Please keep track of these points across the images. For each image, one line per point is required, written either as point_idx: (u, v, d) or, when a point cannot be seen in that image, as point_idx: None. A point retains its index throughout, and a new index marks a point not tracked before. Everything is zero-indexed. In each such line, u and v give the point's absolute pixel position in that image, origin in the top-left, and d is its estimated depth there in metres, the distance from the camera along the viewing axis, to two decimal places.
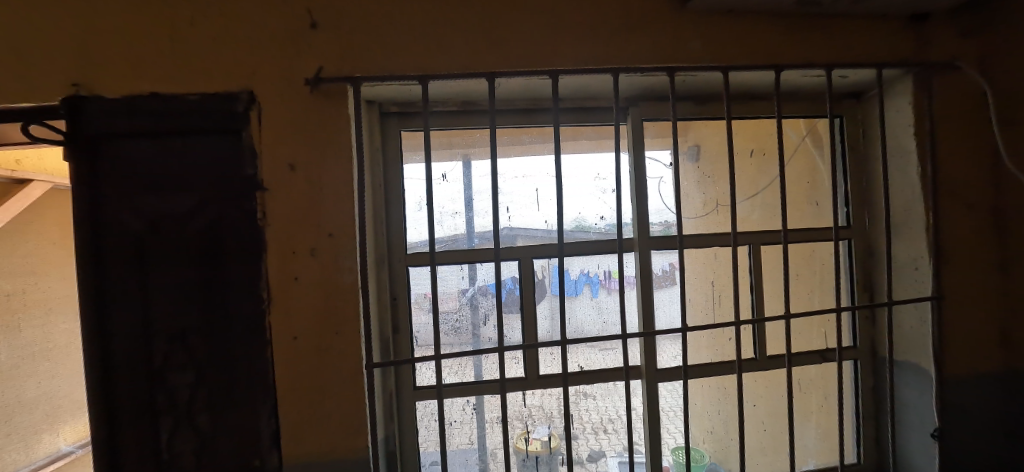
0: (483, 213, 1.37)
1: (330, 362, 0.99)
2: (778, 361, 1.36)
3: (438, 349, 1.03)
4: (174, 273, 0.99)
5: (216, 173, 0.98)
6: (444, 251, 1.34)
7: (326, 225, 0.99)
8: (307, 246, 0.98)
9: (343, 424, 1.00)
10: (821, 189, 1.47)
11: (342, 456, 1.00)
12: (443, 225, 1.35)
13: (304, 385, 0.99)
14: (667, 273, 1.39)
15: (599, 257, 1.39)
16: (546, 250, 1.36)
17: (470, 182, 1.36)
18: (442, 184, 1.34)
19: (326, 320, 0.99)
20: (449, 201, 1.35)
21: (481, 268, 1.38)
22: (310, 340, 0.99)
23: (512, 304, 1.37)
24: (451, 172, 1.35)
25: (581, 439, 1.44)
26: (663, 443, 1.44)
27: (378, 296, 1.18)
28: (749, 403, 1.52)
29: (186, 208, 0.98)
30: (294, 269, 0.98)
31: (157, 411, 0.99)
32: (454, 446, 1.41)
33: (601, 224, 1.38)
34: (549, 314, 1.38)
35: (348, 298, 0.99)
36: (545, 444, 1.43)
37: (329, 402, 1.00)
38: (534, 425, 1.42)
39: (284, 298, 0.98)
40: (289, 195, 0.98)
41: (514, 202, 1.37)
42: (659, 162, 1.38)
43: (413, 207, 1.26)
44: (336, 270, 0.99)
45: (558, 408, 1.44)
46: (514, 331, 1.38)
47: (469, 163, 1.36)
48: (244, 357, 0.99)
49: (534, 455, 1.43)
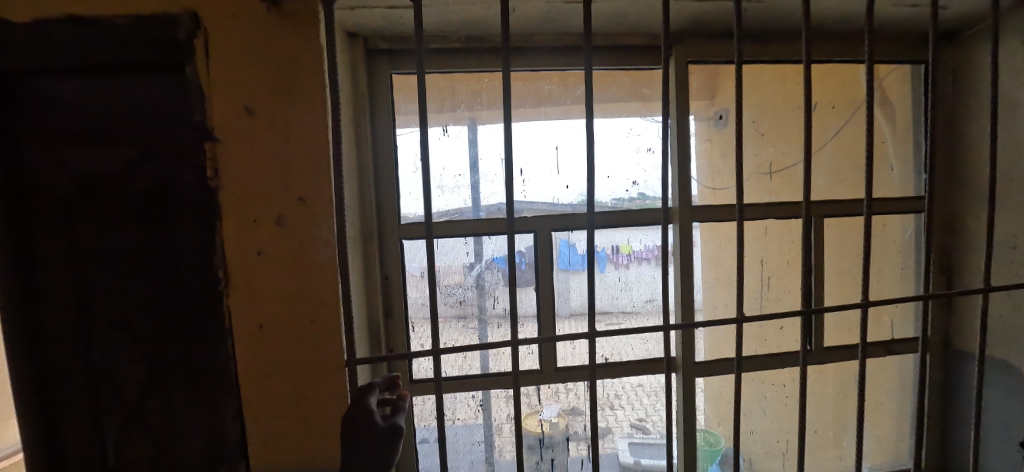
0: (491, 177, 1.16)
1: (304, 356, 0.80)
2: (840, 352, 1.17)
3: (435, 343, 0.80)
4: (113, 245, 0.80)
5: (163, 118, 0.78)
6: (448, 223, 1.15)
7: (294, 184, 0.77)
8: (271, 213, 0.77)
9: (323, 427, 0.83)
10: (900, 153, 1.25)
11: (321, 462, 0.83)
12: (444, 194, 1.15)
13: (274, 383, 0.81)
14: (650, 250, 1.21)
15: (623, 231, 1.18)
16: (565, 222, 1.15)
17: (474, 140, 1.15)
18: (441, 141, 1.14)
19: (297, 305, 0.79)
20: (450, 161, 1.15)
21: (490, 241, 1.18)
22: (279, 329, 0.79)
23: (523, 283, 1.18)
24: (453, 126, 1.15)
25: (583, 414, 1.29)
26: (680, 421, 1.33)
27: (365, 274, 0.98)
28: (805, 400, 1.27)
29: (125, 163, 0.78)
30: (254, 241, 0.77)
31: (101, 411, 0.82)
32: (456, 421, 1.26)
33: (635, 190, 1.18)
34: (569, 296, 1.21)
35: (325, 279, 0.79)
36: (553, 425, 1.28)
37: (306, 399, 0.82)
38: (542, 406, 1.27)
39: (245, 277, 0.78)
40: (248, 148, 0.77)
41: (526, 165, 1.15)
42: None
43: (409, 168, 1.06)
44: (308, 243, 0.78)
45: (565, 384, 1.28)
46: (529, 314, 1.20)
47: (476, 126, 1.15)
48: (201, 348, 0.80)
49: (545, 437, 1.28)
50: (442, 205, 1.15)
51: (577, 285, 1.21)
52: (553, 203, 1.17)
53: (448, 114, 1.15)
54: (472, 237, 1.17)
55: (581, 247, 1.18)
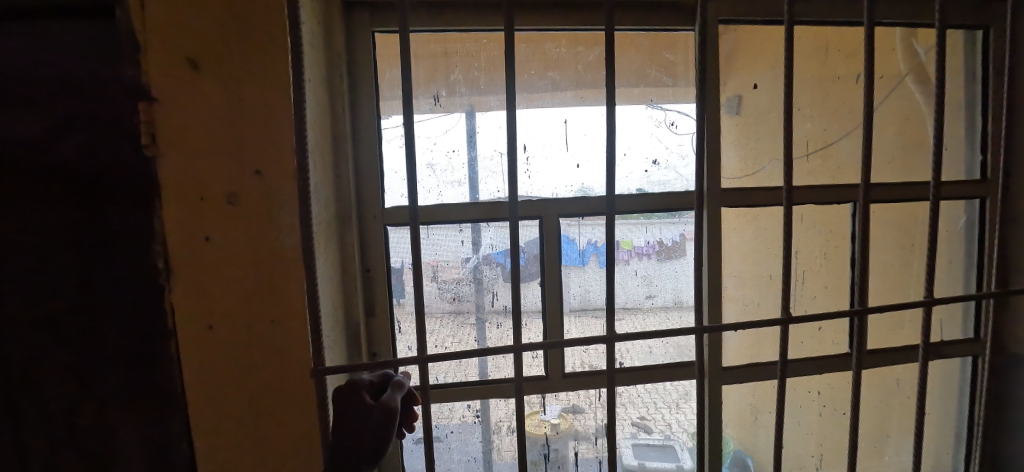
0: (489, 154, 1.04)
1: (262, 365, 0.66)
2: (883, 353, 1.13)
3: (423, 349, 0.66)
4: (24, 221, 0.62)
5: (85, 61, 0.61)
6: (440, 209, 1.02)
7: (249, 155, 0.64)
8: (221, 188, 0.63)
9: (287, 453, 0.68)
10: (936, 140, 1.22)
11: None
12: (434, 175, 1.03)
13: (223, 400, 0.66)
14: (676, 244, 1.16)
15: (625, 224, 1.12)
16: (576, 206, 1.05)
17: (474, 111, 1.04)
18: (431, 111, 1.03)
19: (257, 303, 0.65)
20: (442, 135, 1.03)
21: (488, 231, 1.07)
22: (231, 333, 0.65)
23: (529, 277, 1.09)
24: (444, 94, 1.04)
25: (585, 412, 1.18)
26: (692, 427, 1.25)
27: (340, 267, 0.84)
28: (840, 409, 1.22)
29: (33, 117, 0.60)
30: (199, 223, 0.63)
31: (17, 418, 0.66)
32: (446, 419, 1.14)
33: (655, 170, 1.11)
34: (576, 292, 1.10)
35: (290, 268, 0.66)
36: (553, 427, 1.17)
37: (262, 417, 0.67)
38: (546, 406, 1.15)
39: (188, 267, 0.63)
40: (191, 109, 0.62)
41: (529, 141, 1.05)
42: (686, 116, 1.13)
43: (394, 141, 0.92)
44: (269, 226, 0.65)
45: (569, 387, 1.11)
46: (533, 307, 1.10)
47: (473, 114, 1.04)
48: (141, 345, 0.66)
49: (549, 441, 1.19)
50: (434, 187, 1.03)
51: (578, 280, 1.10)
52: (565, 187, 1.06)
53: (439, 80, 1.04)
54: (467, 228, 1.05)
55: (581, 241, 1.08)
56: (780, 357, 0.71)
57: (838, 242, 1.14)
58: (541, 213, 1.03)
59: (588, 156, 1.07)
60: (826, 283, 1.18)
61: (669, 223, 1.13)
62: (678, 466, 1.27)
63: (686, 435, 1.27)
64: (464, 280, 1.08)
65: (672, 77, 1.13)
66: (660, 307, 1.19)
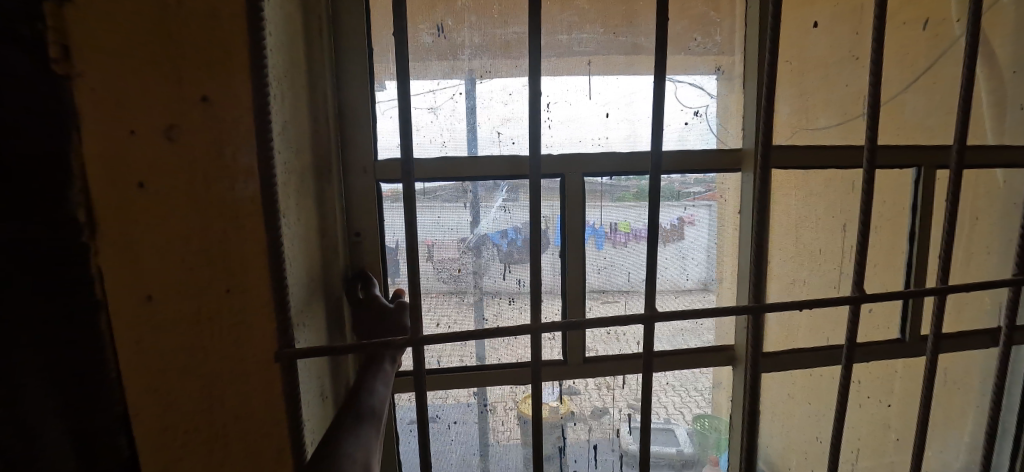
0: (501, 99, 0.92)
1: (215, 343, 0.53)
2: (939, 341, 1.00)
3: (416, 329, 0.52)
4: None
5: None
6: (433, 165, 0.89)
7: (192, 75, 0.49)
8: (158, 116, 0.49)
9: (248, 447, 0.55)
10: (997, 123, 1.00)
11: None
12: (426, 127, 0.89)
13: (165, 385, 0.52)
14: (675, 226, 1.03)
15: (618, 206, 0.96)
16: (607, 162, 0.92)
17: (484, 47, 0.91)
18: (433, 45, 0.89)
19: (208, 266, 0.51)
20: (445, 76, 0.90)
21: (479, 203, 0.93)
22: (174, 301, 0.51)
23: (547, 248, 0.97)
24: (448, 24, 0.89)
25: (583, 394, 1.06)
26: (693, 411, 1.13)
27: (320, 235, 0.68)
28: (883, 401, 1.08)
29: None
30: (128, 163, 0.48)
31: None
32: (443, 400, 1.02)
33: (695, 123, 0.98)
34: (596, 269, 0.98)
35: (246, 222, 0.52)
36: (553, 410, 1.07)
37: (220, 409, 0.54)
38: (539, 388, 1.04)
39: (120, 221, 0.49)
40: (113, 10, 0.47)
41: (549, 86, 0.92)
42: (698, 88, 0.98)
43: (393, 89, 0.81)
44: (219, 168, 0.50)
45: (581, 374, 1.00)
46: (549, 282, 0.98)
47: (472, 79, 0.91)
48: (43, 314, 0.49)
49: (553, 422, 1.08)
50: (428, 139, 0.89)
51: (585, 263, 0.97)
52: (585, 140, 0.93)
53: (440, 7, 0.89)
54: (466, 205, 0.93)
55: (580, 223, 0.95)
56: (849, 343, 0.59)
57: (897, 214, 1.00)
58: (564, 169, 0.91)
59: (614, 107, 0.94)
60: (875, 259, 1.05)
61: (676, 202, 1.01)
62: (678, 449, 1.18)
63: (686, 418, 1.14)
64: (462, 258, 0.95)
65: (715, 13, 0.98)
66: (673, 289, 1.06)
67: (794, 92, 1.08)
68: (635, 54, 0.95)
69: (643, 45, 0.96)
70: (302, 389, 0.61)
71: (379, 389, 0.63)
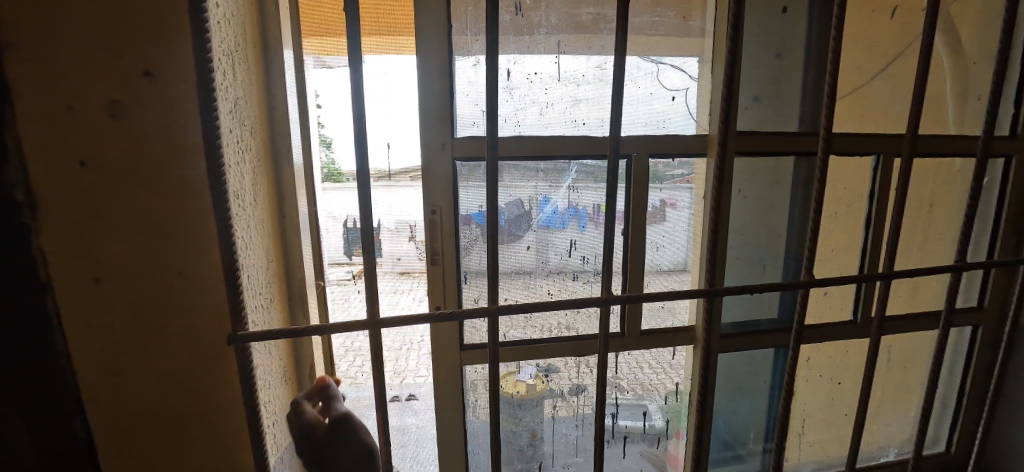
0: (470, 78, 0.85)
1: (169, 326, 0.52)
2: (896, 323, 1.04)
3: (371, 311, 0.49)
4: None
5: None
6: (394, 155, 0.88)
7: (131, 45, 0.47)
8: (99, 91, 0.46)
9: (204, 429, 0.55)
10: (958, 112, 1.03)
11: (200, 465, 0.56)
12: (387, 116, 0.87)
13: (119, 366, 0.52)
14: (658, 208, 1.00)
15: (599, 187, 0.95)
16: (588, 146, 0.90)
17: (564, 26, 0.89)
18: (511, 24, 0.87)
19: (158, 247, 0.50)
20: (523, 54, 0.88)
21: (472, 181, 0.88)
22: (125, 284, 0.50)
23: (523, 229, 0.95)
24: (527, 3, 0.87)
25: (561, 372, 1.07)
26: (662, 386, 1.16)
27: (278, 215, 0.68)
28: (834, 379, 1.13)
29: None
30: (70, 140, 0.46)
31: None
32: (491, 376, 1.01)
33: (673, 108, 0.96)
34: (580, 253, 0.97)
35: (191, 202, 0.50)
36: (529, 389, 1.07)
37: (180, 392, 0.53)
38: (519, 365, 1.05)
39: (66, 200, 0.47)
40: None
41: (524, 64, 0.88)
42: (680, 70, 0.96)
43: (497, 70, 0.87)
44: (164, 146, 0.49)
45: (547, 353, 1.03)
46: (528, 265, 0.96)
47: (454, 58, 0.84)
48: None
49: (524, 400, 1.08)
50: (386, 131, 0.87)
51: (558, 245, 0.96)
52: (557, 121, 0.90)
53: None
54: (468, 184, 0.88)
55: (564, 205, 0.94)
56: (796, 324, 0.61)
57: (856, 200, 1.02)
58: (561, 153, 0.89)
59: (598, 87, 0.90)
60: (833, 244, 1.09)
61: (664, 189, 0.98)
62: (649, 424, 1.20)
63: (660, 394, 1.17)
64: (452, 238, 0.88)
65: None
66: (652, 271, 1.03)
67: (800, 67, 0.97)
68: (591, 32, 0.90)
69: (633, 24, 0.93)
70: (260, 371, 0.60)
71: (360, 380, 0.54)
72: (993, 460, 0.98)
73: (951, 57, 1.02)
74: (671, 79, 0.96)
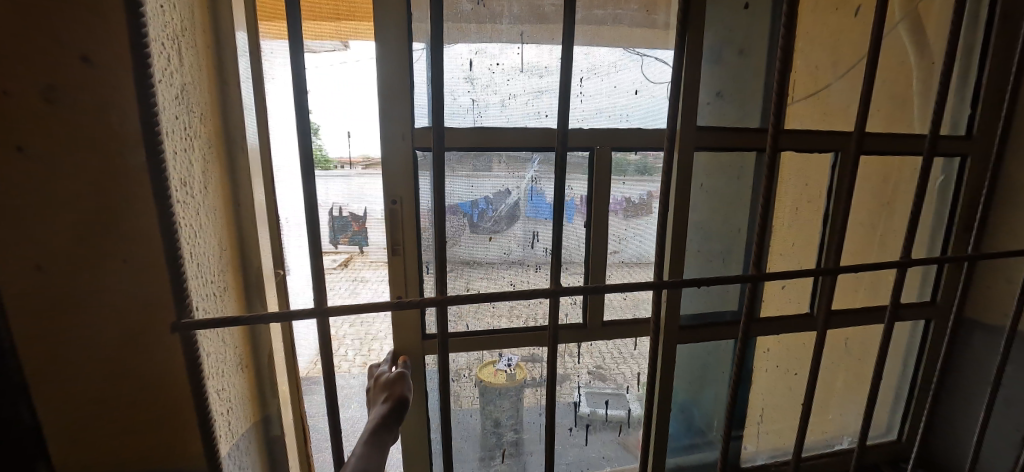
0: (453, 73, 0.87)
1: (117, 313, 0.52)
2: (853, 317, 1.06)
3: (320, 299, 0.49)
4: None
5: None
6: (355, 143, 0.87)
7: (67, 29, 0.46)
8: (35, 77, 0.46)
9: (156, 417, 0.55)
10: (921, 106, 1.05)
11: (153, 452, 0.56)
12: (350, 104, 0.86)
13: (66, 354, 0.51)
14: (644, 201, 1.01)
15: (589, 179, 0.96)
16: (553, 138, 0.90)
17: (526, 16, 0.89)
18: (473, 13, 0.87)
19: (102, 236, 0.50)
20: (486, 44, 0.88)
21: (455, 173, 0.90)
22: (69, 273, 0.50)
23: (512, 220, 0.95)
24: None
25: (545, 361, 1.08)
26: (635, 376, 1.17)
27: (232, 204, 0.67)
28: (790, 370, 1.17)
29: None
30: (5, 126, 0.46)
31: None
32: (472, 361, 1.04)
33: (638, 102, 0.96)
34: (544, 246, 0.98)
35: (136, 190, 0.50)
36: (509, 377, 1.08)
37: (126, 380, 0.54)
38: (500, 353, 1.05)
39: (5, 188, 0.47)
40: None
41: (500, 54, 0.88)
42: (664, 63, 0.97)
43: (462, 62, 0.87)
44: (106, 133, 0.48)
45: (514, 344, 1.03)
46: (520, 256, 0.98)
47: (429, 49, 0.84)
48: None
49: (505, 390, 1.09)
50: (348, 120, 0.86)
51: (546, 236, 0.97)
52: (519, 111, 0.90)
53: None
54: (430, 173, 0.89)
55: (552, 196, 0.95)
56: (746, 317, 0.61)
57: (817, 196, 1.04)
58: (526, 145, 0.89)
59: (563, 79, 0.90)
60: (796, 239, 1.12)
61: (637, 180, 0.99)
62: (628, 413, 1.21)
63: (635, 385, 1.19)
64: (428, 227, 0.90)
65: None
66: (615, 262, 1.03)
67: (760, 64, 0.98)
68: (552, 22, 0.90)
69: (598, 15, 0.93)
70: (211, 359, 0.60)
71: (368, 401, 0.81)
72: (937, 448, 1.02)
73: (911, 57, 1.04)
74: (656, 70, 0.97)
